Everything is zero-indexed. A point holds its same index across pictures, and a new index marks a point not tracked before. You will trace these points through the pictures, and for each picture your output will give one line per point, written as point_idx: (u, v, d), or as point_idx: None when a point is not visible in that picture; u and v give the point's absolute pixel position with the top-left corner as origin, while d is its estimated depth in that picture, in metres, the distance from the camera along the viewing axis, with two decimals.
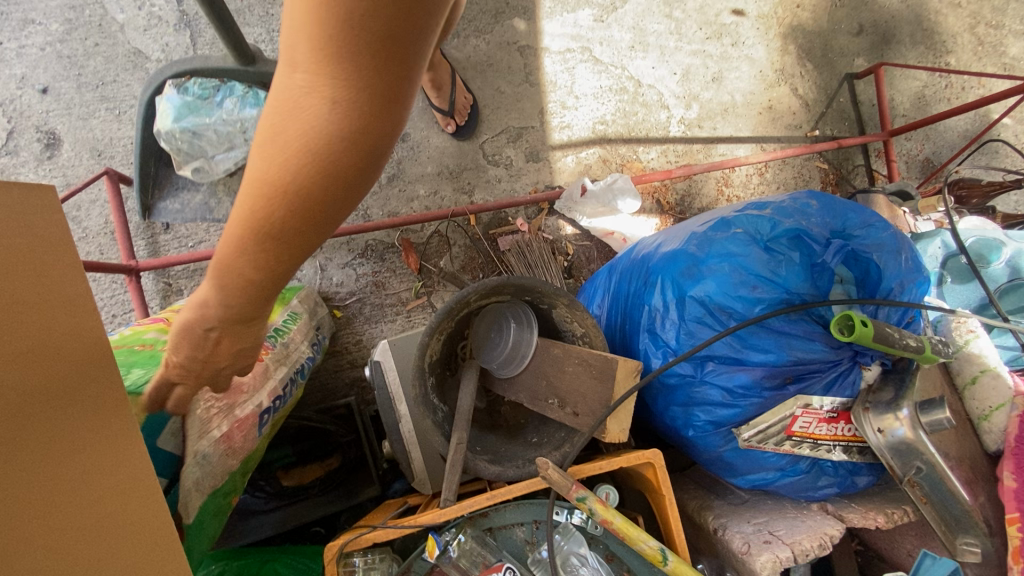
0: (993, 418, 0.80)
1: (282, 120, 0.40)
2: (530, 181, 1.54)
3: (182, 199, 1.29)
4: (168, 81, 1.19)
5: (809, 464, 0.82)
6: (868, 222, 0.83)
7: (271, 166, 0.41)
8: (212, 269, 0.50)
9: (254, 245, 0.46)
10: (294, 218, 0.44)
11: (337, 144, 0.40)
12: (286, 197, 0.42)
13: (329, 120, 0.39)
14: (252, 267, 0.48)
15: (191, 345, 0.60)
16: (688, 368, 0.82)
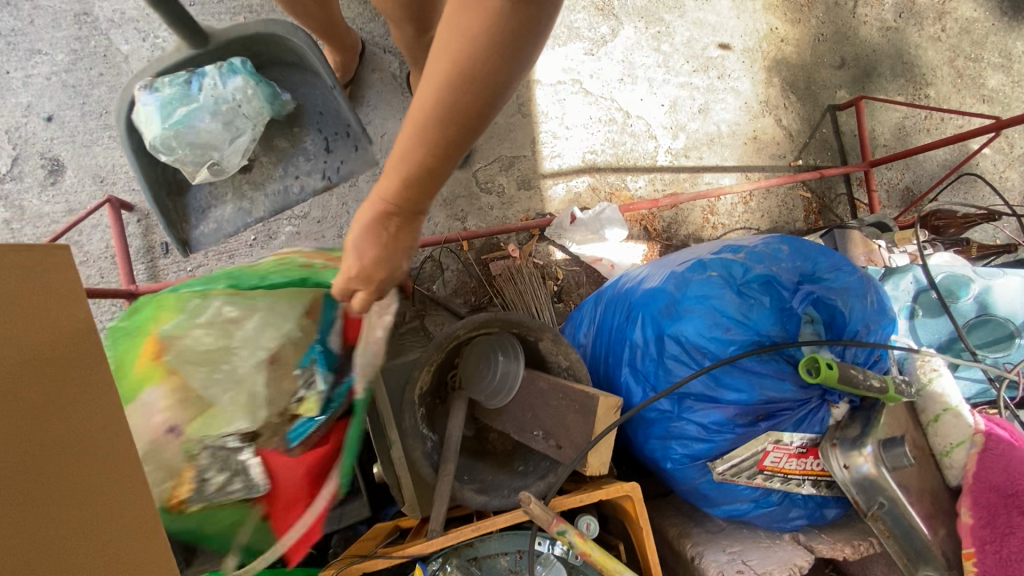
0: (953, 455, 0.84)
1: (464, 13, 0.50)
2: (521, 208, 1.58)
3: (217, 217, 1.31)
4: (138, 86, 1.14)
5: (780, 497, 0.86)
6: (836, 266, 0.88)
7: (456, 51, 0.51)
8: (397, 157, 0.60)
9: (432, 128, 0.55)
10: (472, 99, 0.53)
11: (506, 34, 0.49)
12: (471, 79, 0.52)
13: (500, 2, 0.47)
14: (428, 154, 0.58)
15: (355, 255, 0.68)
16: (667, 404, 0.86)
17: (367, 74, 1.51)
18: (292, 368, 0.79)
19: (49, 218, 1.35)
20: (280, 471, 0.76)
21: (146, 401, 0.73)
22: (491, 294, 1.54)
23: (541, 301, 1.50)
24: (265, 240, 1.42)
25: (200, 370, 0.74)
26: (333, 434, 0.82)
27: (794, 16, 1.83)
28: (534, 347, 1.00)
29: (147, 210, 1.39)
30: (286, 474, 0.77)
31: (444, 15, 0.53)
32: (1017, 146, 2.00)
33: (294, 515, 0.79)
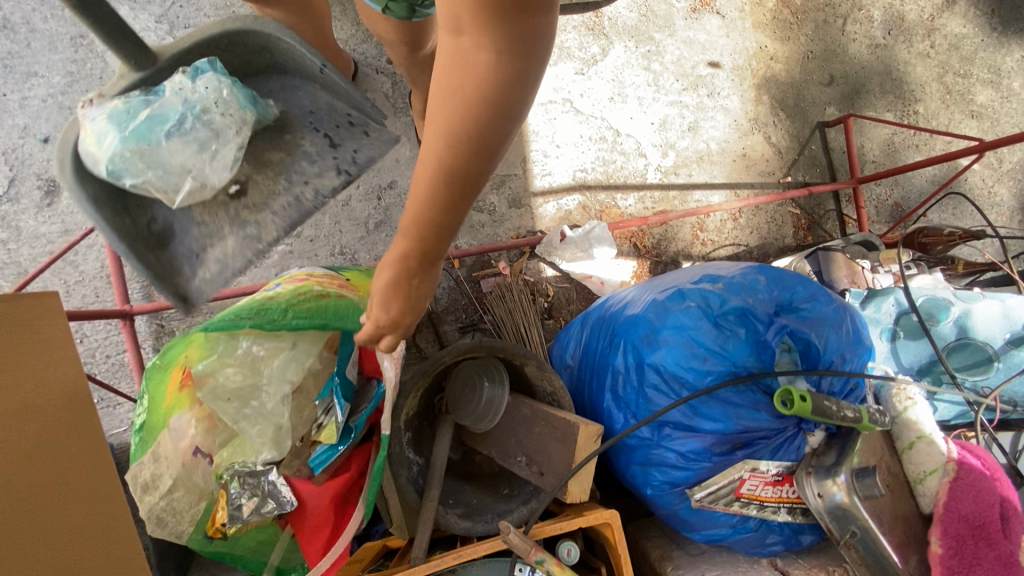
0: (927, 482, 0.86)
1: (455, 72, 0.51)
2: (512, 226, 1.60)
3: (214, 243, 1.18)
4: None
5: (757, 524, 0.88)
6: (813, 295, 0.90)
7: (451, 113, 0.52)
8: (407, 215, 0.59)
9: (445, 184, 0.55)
10: (474, 154, 0.54)
11: (496, 87, 0.50)
12: (468, 136, 0.52)
13: (489, 65, 0.50)
14: (440, 211, 0.57)
15: (382, 307, 0.68)
16: (647, 432, 0.88)
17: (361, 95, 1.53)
18: (313, 399, 0.83)
19: (46, 238, 1.37)
20: (306, 497, 0.80)
21: (176, 427, 0.80)
22: (481, 312, 1.54)
23: (530, 321, 1.51)
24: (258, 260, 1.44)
25: (233, 405, 0.79)
26: (354, 460, 0.86)
27: (783, 34, 1.85)
28: (520, 371, 1.02)
29: None
30: (312, 500, 0.81)
31: (434, 75, 0.54)
32: (1008, 161, 2.01)
33: (321, 542, 0.82)
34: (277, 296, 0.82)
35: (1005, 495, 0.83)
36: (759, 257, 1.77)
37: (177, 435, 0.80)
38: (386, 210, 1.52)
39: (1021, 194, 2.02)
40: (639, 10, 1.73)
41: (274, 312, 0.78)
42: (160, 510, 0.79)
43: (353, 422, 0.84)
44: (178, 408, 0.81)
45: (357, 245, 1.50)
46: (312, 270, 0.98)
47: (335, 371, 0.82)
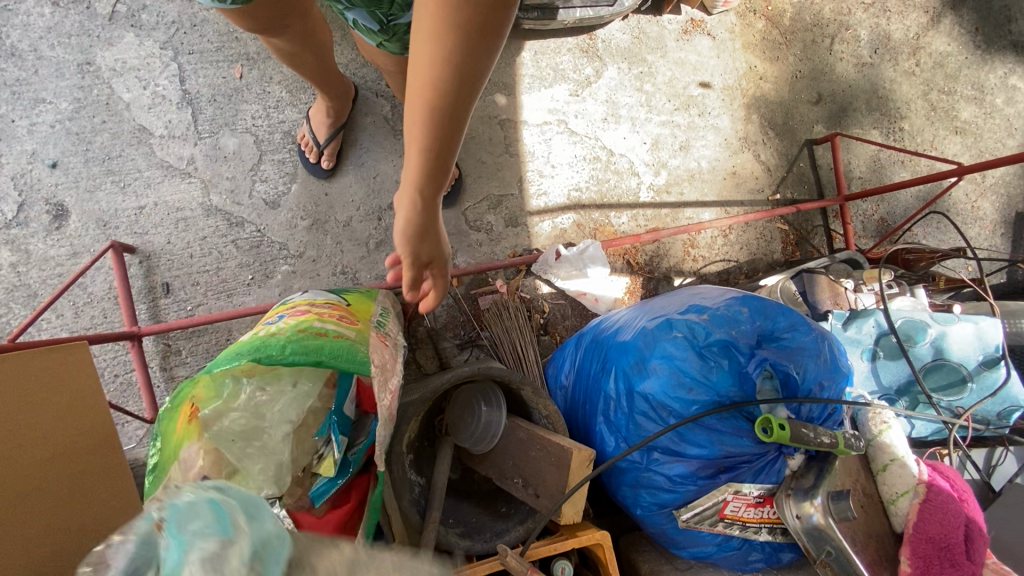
0: (899, 503, 0.92)
1: (438, 28, 0.51)
2: (509, 245, 1.64)
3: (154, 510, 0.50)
4: None
5: (740, 542, 0.94)
6: (793, 325, 0.95)
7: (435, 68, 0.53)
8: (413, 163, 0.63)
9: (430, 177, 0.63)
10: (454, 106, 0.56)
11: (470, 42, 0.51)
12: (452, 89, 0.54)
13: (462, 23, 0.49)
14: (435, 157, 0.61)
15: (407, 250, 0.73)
16: (637, 456, 0.93)
17: (360, 118, 1.57)
18: (312, 435, 0.89)
19: (54, 261, 1.40)
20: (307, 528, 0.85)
21: (185, 457, 0.81)
22: (479, 329, 1.58)
23: (527, 341, 1.53)
24: (262, 279, 1.48)
25: (237, 445, 0.83)
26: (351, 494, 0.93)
27: (772, 54, 1.90)
28: (516, 395, 1.06)
29: (149, 252, 1.45)
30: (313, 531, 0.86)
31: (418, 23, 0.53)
32: (991, 175, 2.05)
33: None
34: (279, 334, 0.90)
35: (970, 517, 0.88)
36: (749, 272, 1.81)
37: (187, 466, 0.81)
38: (386, 230, 1.55)
39: (1003, 209, 2.07)
40: (632, 32, 1.78)
41: (273, 348, 0.84)
42: None
43: (351, 455, 0.92)
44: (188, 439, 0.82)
45: (358, 265, 1.54)
46: (313, 297, 1.10)
47: (332, 408, 0.89)
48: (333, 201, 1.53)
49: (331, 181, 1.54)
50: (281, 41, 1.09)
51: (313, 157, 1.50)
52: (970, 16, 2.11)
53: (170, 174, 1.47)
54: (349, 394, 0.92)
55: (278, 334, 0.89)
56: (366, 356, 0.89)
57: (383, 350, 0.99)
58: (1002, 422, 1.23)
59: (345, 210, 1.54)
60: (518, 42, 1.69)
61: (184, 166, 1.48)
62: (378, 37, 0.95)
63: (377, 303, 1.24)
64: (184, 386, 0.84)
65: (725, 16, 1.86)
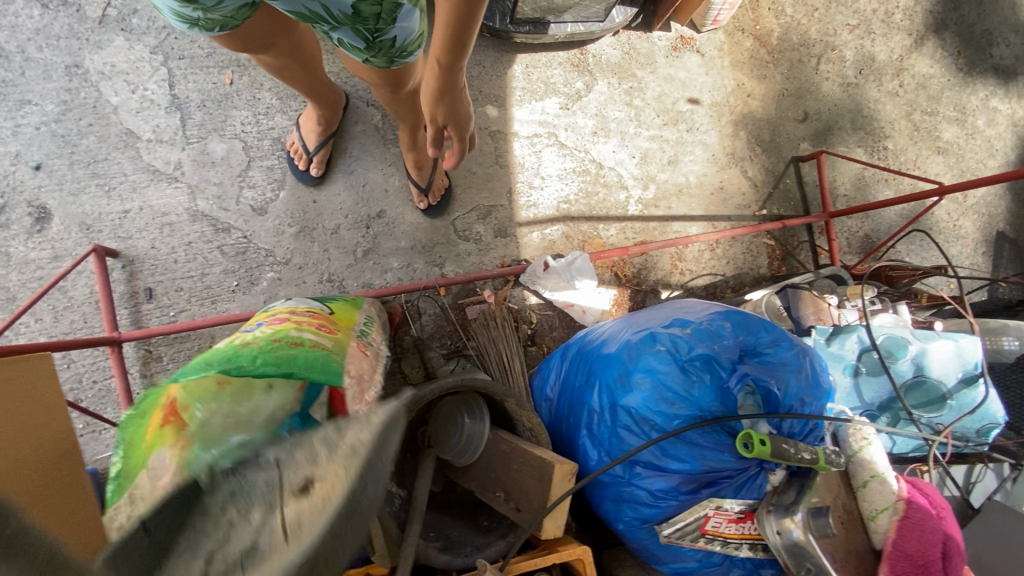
0: (879, 519, 0.91)
1: None
2: (497, 255, 1.64)
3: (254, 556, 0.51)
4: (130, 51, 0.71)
5: (721, 558, 0.93)
6: (775, 340, 0.95)
7: None
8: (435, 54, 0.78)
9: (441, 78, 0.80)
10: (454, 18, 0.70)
11: None
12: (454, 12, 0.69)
13: None
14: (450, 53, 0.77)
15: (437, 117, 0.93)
16: (619, 470, 0.92)
17: (351, 126, 1.57)
18: None
19: (35, 264, 1.39)
20: None
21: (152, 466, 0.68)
22: (465, 339, 1.57)
23: (513, 351, 1.52)
24: (247, 286, 1.47)
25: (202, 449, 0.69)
26: None
27: (759, 72, 1.93)
28: (501, 407, 1.05)
29: (132, 257, 1.43)
30: None
31: None
32: (973, 196, 2.09)
33: None
34: (253, 343, 0.90)
35: (948, 532, 0.89)
36: (735, 286, 1.83)
37: (156, 474, 0.67)
38: (374, 238, 1.55)
39: (984, 228, 2.11)
40: (622, 48, 1.81)
41: (245, 358, 0.84)
42: None
43: None
44: (160, 444, 0.70)
45: (345, 273, 1.53)
46: (295, 305, 1.10)
47: None
48: (322, 208, 1.53)
49: (320, 189, 1.53)
50: (267, 57, 1.10)
51: (302, 165, 1.50)
52: (952, 39, 2.16)
53: (156, 179, 1.46)
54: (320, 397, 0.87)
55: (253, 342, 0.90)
56: (339, 370, 0.89)
57: (360, 361, 0.99)
58: (981, 439, 1.24)
59: (332, 218, 1.53)
60: (509, 55, 1.71)
61: (171, 170, 1.47)
62: (364, 54, 0.95)
63: (361, 312, 1.23)
64: (148, 396, 0.79)
65: (714, 34, 1.89)
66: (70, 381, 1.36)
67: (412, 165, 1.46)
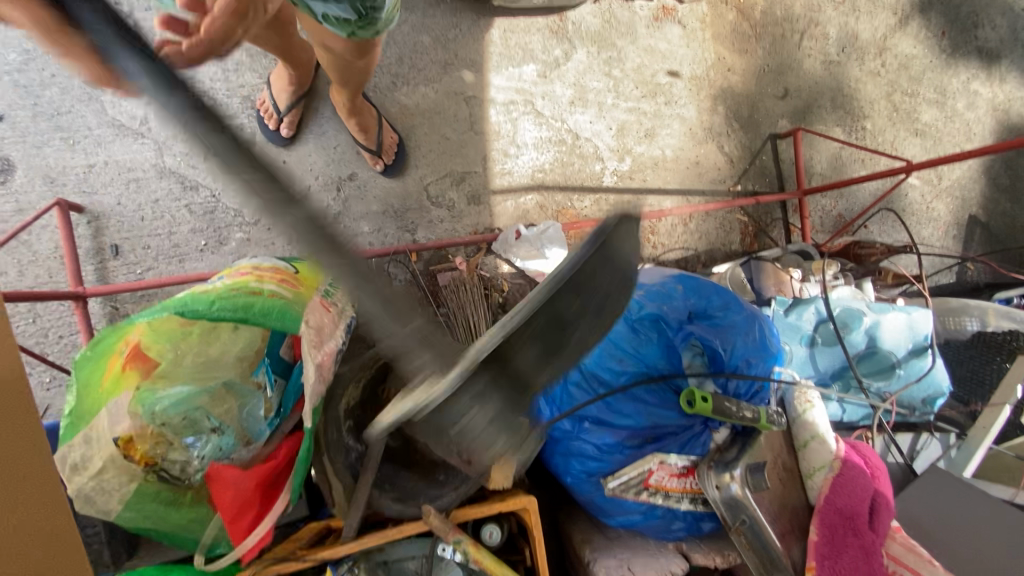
0: (815, 477, 0.96)
1: None
2: (470, 222, 1.64)
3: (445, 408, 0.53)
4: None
5: (664, 512, 0.94)
6: (726, 304, 0.99)
7: None
8: None
9: None
10: None
11: None
12: None
13: None
14: None
15: None
16: (568, 425, 0.93)
17: (323, 87, 1.55)
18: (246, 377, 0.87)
19: None
20: (232, 484, 0.77)
21: (114, 406, 0.79)
22: (436, 305, 1.58)
23: (481, 314, 1.52)
24: (215, 246, 1.47)
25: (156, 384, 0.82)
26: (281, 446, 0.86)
27: (740, 46, 1.92)
28: None
29: (98, 213, 1.42)
30: (235, 487, 0.78)
31: None
32: (947, 179, 2.12)
33: (246, 522, 0.80)
34: (210, 291, 0.90)
35: (879, 490, 0.93)
36: (707, 260, 1.85)
37: (113, 416, 0.79)
38: (345, 201, 1.54)
39: (957, 211, 2.13)
40: (603, 15, 1.79)
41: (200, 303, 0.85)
42: (89, 489, 0.78)
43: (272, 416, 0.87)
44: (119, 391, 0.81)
45: None
46: (259, 263, 1.09)
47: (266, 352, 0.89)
48: (292, 169, 1.52)
49: (290, 150, 1.52)
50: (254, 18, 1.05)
51: (272, 125, 1.48)
52: (937, 20, 2.15)
53: (121, 133, 1.44)
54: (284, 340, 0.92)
55: (210, 288, 0.91)
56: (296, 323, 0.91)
57: (321, 313, 0.96)
58: (927, 408, 1.29)
59: (302, 180, 1.52)
60: (487, 19, 1.68)
61: (137, 125, 1.44)
62: (349, 27, 0.93)
63: None
64: (107, 334, 0.87)
65: (697, 5, 1.87)
66: (36, 336, 1.35)
67: (354, 130, 1.45)
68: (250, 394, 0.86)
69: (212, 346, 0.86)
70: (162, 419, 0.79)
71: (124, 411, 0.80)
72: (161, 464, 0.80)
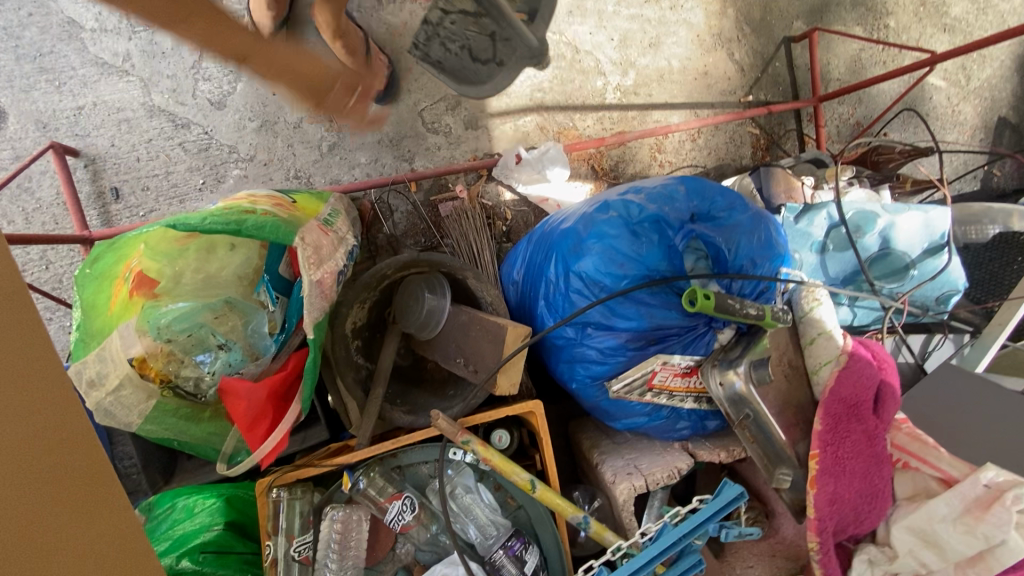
0: (821, 372, 0.95)
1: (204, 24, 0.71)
2: (469, 148, 1.59)
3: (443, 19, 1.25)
4: None
5: (668, 412, 0.97)
6: (731, 205, 0.95)
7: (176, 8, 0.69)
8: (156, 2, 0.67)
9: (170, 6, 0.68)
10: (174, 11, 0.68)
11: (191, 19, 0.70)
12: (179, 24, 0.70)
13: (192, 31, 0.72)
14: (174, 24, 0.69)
15: None
16: (572, 332, 0.95)
17: None
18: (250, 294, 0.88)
19: None
20: (245, 394, 0.81)
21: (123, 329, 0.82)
22: (440, 236, 1.56)
23: (483, 241, 1.52)
24: (214, 183, 1.46)
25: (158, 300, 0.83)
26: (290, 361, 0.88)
27: None
28: (460, 283, 1.07)
29: (93, 156, 1.41)
30: (249, 396, 0.82)
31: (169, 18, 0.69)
32: (976, 78, 1.99)
33: (263, 429, 0.84)
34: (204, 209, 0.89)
35: (885, 380, 0.92)
36: (716, 177, 1.78)
37: (125, 341, 0.83)
38: (339, 131, 1.51)
39: (985, 113, 2.01)
40: None
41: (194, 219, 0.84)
42: (108, 404, 0.81)
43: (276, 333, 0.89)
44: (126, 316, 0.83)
45: (312, 169, 1.51)
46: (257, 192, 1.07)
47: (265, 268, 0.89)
48: (282, 100, 1.47)
49: None
50: None
51: None
52: None
53: (105, 72, 1.40)
54: (283, 257, 0.93)
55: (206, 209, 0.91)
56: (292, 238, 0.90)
57: (320, 236, 0.96)
58: (941, 308, 1.28)
59: (294, 111, 1.49)
60: None
61: (120, 63, 1.41)
62: None
63: (326, 204, 1.21)
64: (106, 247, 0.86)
65: None
66: (51, 282, 1.38)
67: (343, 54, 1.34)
68: (254, 312, 0.88)
69: (210, 263, 0.86)
70: (171, 335, 0.83)
71: (135, 338, 0.83)
72: (176, 380, 0.85)
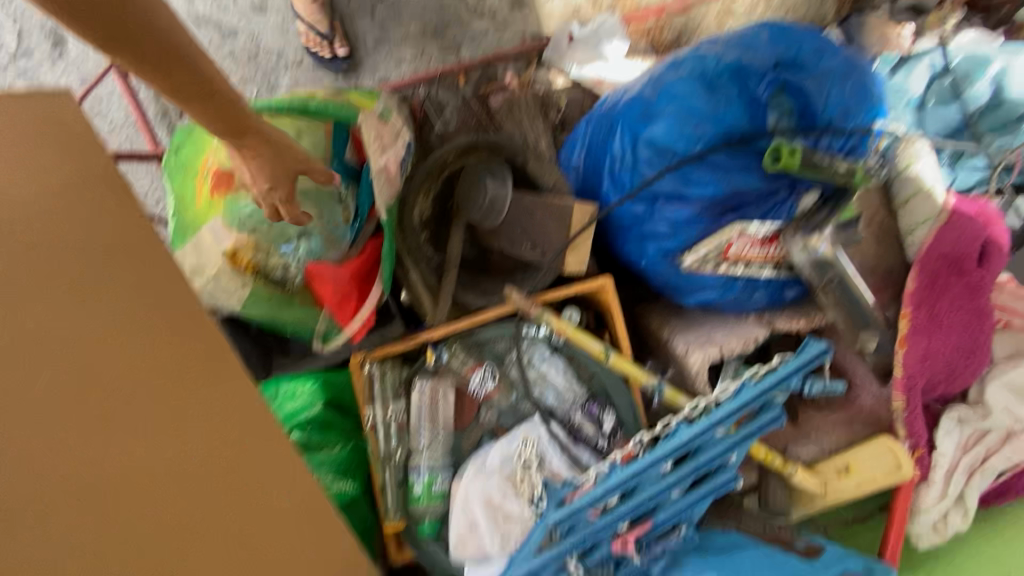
0: (918, 232, 0.90)
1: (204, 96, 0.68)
2: (517, 32, 1.50)
3: None
4: None
5: (745, 283, 0.94)
6: (820, 49, 0.85)
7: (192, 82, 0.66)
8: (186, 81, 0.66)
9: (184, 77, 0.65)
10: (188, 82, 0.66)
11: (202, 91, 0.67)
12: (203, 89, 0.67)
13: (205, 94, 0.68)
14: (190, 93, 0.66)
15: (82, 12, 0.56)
16: (641, 207, 0.92)
17: None
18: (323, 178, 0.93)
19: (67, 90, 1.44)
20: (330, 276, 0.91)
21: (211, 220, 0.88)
22: None
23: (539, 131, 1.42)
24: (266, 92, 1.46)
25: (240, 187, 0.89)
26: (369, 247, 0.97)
27: None
28: (520, 168, 1.01)
29: None
30: (334, 279, 0.92)
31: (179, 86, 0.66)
32: None
33: (349, 309, 0.93)
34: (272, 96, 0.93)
35: (993, 235, 0.89)
36: None
37: (215, 233, 0.89)
38: (383, 26, 1.47)
39: None
40: None
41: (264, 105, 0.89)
42: (210, 289, 0.89)
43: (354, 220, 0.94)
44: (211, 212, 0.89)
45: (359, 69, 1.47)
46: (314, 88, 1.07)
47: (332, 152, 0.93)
48: None
49: None
50: None
51: None
52: None
53: None
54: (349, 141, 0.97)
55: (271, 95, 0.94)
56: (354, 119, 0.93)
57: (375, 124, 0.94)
58: None
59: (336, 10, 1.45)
60: None
61: None
62: None
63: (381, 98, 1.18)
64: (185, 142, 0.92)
65: None
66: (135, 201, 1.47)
67: None
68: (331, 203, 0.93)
69: None
70: (255, 225, 0.89)
71: (225, 233, 0.89)
72: (265, 269, 0.91)
